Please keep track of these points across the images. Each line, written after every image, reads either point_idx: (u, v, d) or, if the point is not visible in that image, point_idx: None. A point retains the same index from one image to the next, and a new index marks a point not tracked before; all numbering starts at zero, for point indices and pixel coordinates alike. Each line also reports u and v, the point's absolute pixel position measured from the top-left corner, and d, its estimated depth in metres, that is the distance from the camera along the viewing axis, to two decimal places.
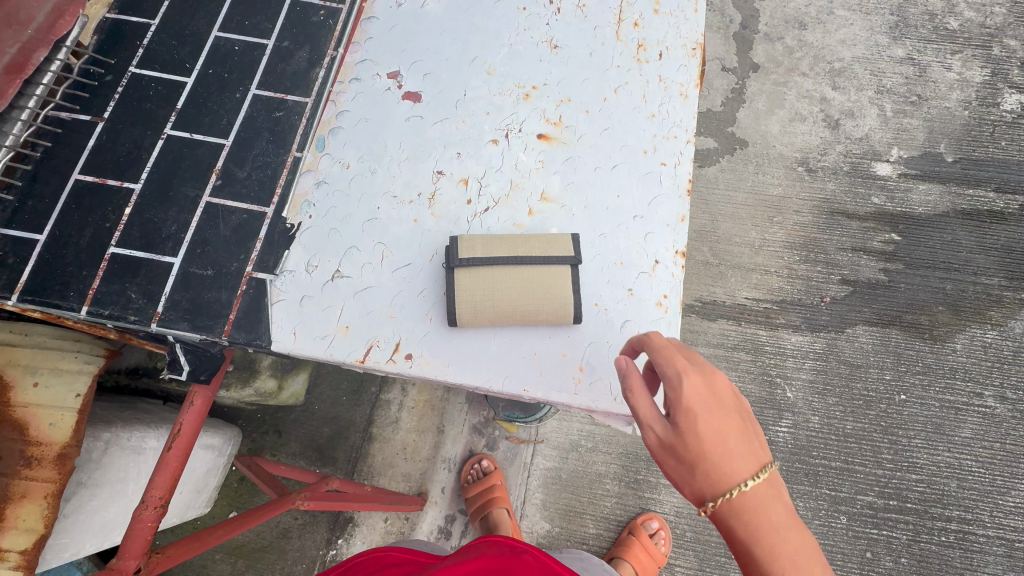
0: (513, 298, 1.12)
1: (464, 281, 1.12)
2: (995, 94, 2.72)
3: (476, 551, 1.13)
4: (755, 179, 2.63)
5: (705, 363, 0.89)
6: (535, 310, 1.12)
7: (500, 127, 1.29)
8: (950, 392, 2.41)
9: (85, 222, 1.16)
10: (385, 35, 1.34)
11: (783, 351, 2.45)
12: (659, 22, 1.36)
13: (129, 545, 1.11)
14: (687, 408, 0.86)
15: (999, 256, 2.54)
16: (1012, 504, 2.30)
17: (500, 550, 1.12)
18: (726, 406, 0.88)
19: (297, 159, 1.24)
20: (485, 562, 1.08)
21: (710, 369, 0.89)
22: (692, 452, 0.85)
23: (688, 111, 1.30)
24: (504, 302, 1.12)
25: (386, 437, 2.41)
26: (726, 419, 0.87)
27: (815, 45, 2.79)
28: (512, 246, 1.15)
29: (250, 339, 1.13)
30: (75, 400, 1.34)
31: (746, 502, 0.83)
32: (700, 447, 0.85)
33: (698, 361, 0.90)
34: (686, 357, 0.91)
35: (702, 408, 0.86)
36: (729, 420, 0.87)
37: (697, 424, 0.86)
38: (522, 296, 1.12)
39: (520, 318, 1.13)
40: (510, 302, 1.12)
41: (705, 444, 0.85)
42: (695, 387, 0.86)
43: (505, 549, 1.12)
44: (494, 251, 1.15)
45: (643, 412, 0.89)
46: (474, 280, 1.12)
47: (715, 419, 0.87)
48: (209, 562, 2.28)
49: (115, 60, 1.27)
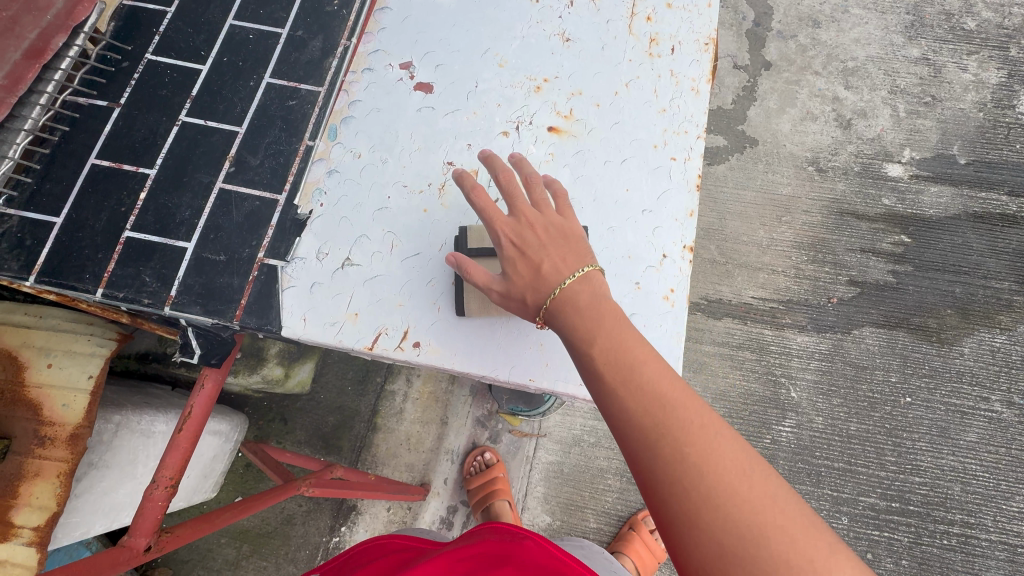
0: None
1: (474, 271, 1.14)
2: (1011, 96, 2.69)
3: (478, 537, 1.13)
4: (764, 178, 2.61)
5: (523, 207, 1.04)
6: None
7: (511, 119, 1.29)
8: (956, 396, 2.40)
9: (101, 206, 1.18)
10: (397, 25, 1.34)
11: (789, 351, 2.44)
12: (671, 16, 1.36)
13: (140, 523, 1.13)
14: (513, 241, 1.04)
15: (1010, 260, 2.52)
16: (1016, 509, 2.30)
17: (501, 535, 1.10)
18: (545, 232, 1.04)
19: (309, 147, 1.25)
20: (482, 552, 1.08)
21: (527, 205, 1.05)
22: (522, 283, 1.01)
23: (700, 107, 1.30)
24: None
25: (390, 427, 2.43)
26: (549, 241, 1.03)
27: (828, 43, 2.77)
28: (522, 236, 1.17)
29: (261, 325, 1.15)
30: (88, 381, 1.36)
31: (570, 297, 0.98)
32: (525, 273, 1.02)
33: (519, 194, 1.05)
34: (507, 197, 1.06)
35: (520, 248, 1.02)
36: (553, 240, 1.04)
37: (524, 255, 1.02)
38: None
39: None
40: None
41: (535, 267, 1.01)
42: (512, 226, 1.03)
43: (506, 536, 1.10)
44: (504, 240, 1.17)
45: (480, 272, 1.04)
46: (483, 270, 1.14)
47: (538, 244, 1.03)
48: (215, 546, 2.32)
49: (132, 47, 1.28)
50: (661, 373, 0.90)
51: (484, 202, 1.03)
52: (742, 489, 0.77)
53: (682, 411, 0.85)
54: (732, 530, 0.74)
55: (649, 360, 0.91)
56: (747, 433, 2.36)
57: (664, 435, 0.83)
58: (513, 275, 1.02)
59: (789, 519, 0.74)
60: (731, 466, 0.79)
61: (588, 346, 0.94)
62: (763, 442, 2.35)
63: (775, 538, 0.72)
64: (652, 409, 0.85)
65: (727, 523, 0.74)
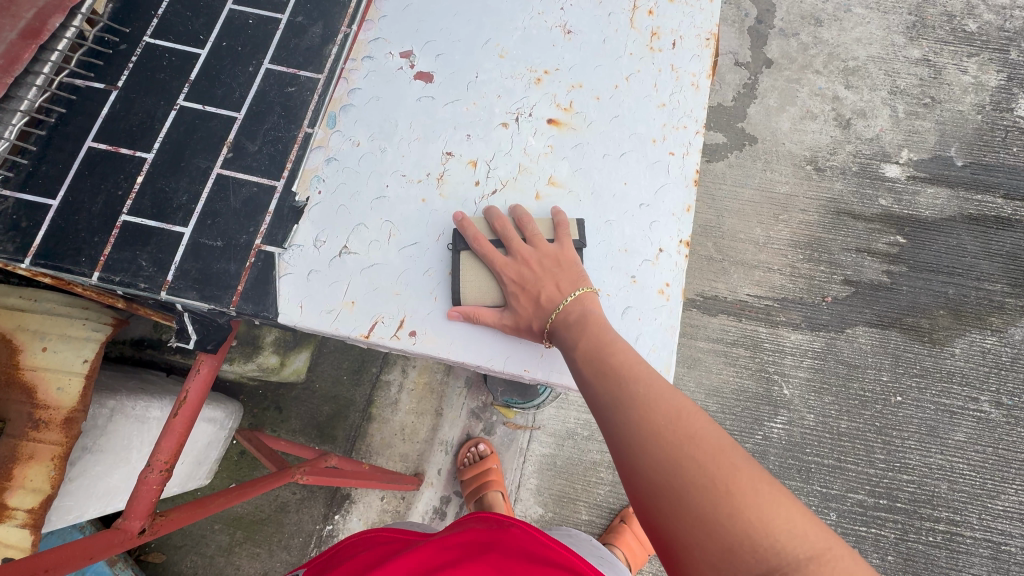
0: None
1: (473, 283, 1.16)
2: (1009, 99, 2.70)
3: (463, 527, 1.17)
4: (762, 176, 2.62)
5: (518, 246, 1.14)
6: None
7: (510, 111, 1.29)
8: (947, 396, 2.43)
9: (98, 190, 1.17)
10: (398, 14, 1.34)
11: (782, 348, 2.46)
12: (673, 10, 1.36)
13: (135, 506, 1.14)
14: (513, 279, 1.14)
15: (1003, 263, 2.54)
16: (1001, 507, 2.33)
17: (487, 525, 1.15)
18: (539, 265, 1.14)
19: (308, 135, 1.25)
20: (471, 535, 1.11)
21: (521, 243, 1.15)
22: (527, 317, 1.11)
23: (699, 102, 1.31)
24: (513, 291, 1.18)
25: (385, 417, 2.44)
26: (544, 272, 1.13)
27: (830, 42, 2.77)
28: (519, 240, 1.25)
29: (258, 311, 1.15)
30: (83, 365, 1.37)
31: (565, 318, 1.08)
32: (525, 306, 1.12)
33: (510, 234, 1.16)
34: (501, 240, 1.17)
35: (520, 283, 1.13)
36: (547, 270, 1.13)
37: (526, 291, 1.12)
38: None
39: None
40: None
41: (536, 300, 1.11)
42: (511, 267, 1.13)
43: (493, 524, 1.15)
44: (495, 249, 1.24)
45: (489, 311, 1.14)
46: (483, 284, 1.16)
47: (535, 278, 1.13)
48: (208, 532, 2.33)
49: (129, 29, 1.27)
50: (618, 347, 1.02)
51: (485, 250, 1.14)
52: (670, 427, 0.88)
53: (628, 374, 0.97)
54: (659, 468, 0.85)
55: (611, 339, 1.03)
56: (740, 428, 2.38)
57: (611, 397, 0.95)
58: (517, 309, 1.12)
59: (709, 452, 0.84)
60: (665, 411, 0.90)
61: (568, 338, 1.06)
62: (755, 437, 2.38)
63: (693, 469, 0.83)
64: (605, 377, 0.98)
65: (656, 463, 0.85)
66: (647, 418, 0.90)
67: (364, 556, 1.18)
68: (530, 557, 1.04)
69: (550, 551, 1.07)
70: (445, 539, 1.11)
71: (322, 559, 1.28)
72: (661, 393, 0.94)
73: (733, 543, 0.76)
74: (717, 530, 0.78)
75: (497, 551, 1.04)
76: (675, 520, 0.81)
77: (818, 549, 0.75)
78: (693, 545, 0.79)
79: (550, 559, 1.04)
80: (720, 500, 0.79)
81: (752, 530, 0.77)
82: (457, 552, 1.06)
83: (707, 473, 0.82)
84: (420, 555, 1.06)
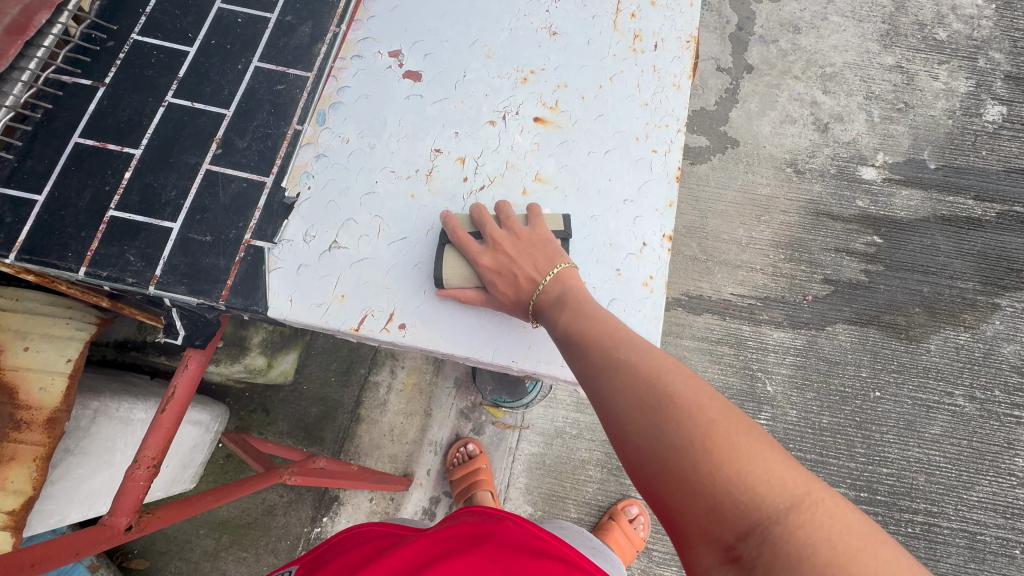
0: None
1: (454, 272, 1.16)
2: (978, 105, 2.80)
3: (456, 521, 1.18)
4: (745, 178, 2.69)
5: (490, 231, 1.14)
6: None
7: (497, 109, 1.32)
8: (923, 390, 2.50)
9: (84, 185, 1.17)
10: (387, 14, 1.36)
11: (765, 346, 2.52)
12: (655, 14, 1.40)
13: (121, 503, 1.13)
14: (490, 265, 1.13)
15: (975, 262, 2.64)
16: (976, 498, 2.41)
17: (481, 517, 1.15)
18: (514, 248, 1.14)
19: (297, 132, 1.26)
20: (463, 529, 1.12)
21: (494, 228, 1.15)
22: (507, 299, 1.12)
23: (680, 102, 1.35)
24: None
25: (374, 419, 2.43)
26: (519, 254, 1.13)
27: (808, 49, 2.85)
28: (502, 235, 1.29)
29: (247, 305, 1.16)
30: (66, 365, 1.35)
31: (545, 296, 1.10)
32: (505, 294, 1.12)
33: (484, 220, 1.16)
34: (477, 227, 1.18)
35: (496, 268, 1.12)
36: (523, 253, 1.14)
37: (502, 274, 1.12)
38: None
39: None
40: None
41: (514, 281, 1.11)
42: (486, 252, 1.13)
43: (486, 517, 1.15)
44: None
45: (470, 296, 1.15)
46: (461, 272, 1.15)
47: (511, 260, 1.13)
48: (193, 537, 2.30)
49: (117, 26, 1.27)
50: (598, 318, 1.03)
51: (460, 239, 1.15)
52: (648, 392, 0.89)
53: (610, 342, 0.99)
54: (641, 435, 0.87)
55: (593, 311, 1.04)
56: None
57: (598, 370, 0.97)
58: (498, 296, 1.13)
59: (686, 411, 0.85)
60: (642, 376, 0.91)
61: (549, 315, 1.09)
62: None
63: (670, 435, 0.83)
64: (590, 351, 0.99)
65: (638, 433, 0.87)
66: (627, 388, 0.91)
67: (357, 552, 1.20)
68: (523, 547, 1.06)
69: (543, 543, 1.08)
70: (439, 534, 1.14)
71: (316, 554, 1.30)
72: (640, 361, 0.94)
73: (716, 507, 0.77)
74: (698, 490, 0.79)
75: (490, 543, 1.05)
76: (662, 486, 0.83)
77: (803, 498, 0.74)
78: (682, 510, 0.81)
79: (542, 550, 1.06)
80: (699, 462, 0.80)
81: (732, 488, 0.77)
82: (451, 545, 1.07)
83: (685, 436, 0.82)
84: (416, 550, 1.06)
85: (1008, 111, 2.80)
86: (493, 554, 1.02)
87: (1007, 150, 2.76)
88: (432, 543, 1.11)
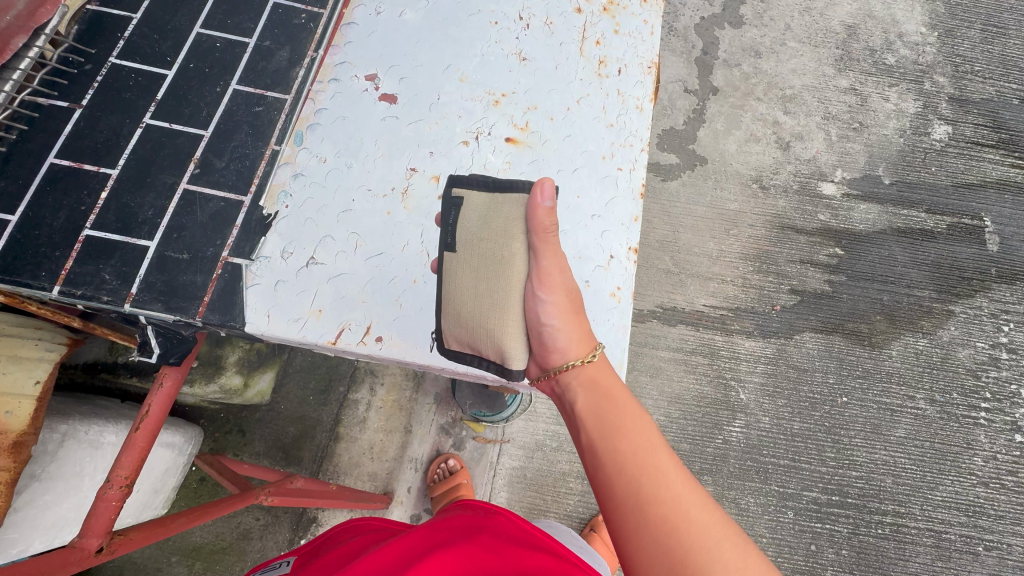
0: (486, 296, 1.12)
1: None
2: (926, 124, 2.99)
3: (453, 513, 1.32)
4: (713, 194, 2.80)
5: None
6: (502, 315, 1.10)
7: (470, 130, 1.38)
8: (887, 395, 2.61)
9: (60, 205, 1.18)
10: (363, 40, 1.41)
11: (737, 355, 2.60)
12: (618, 41, 1.48)
13: (92, 523, 1.11)
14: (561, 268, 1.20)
15: (929, 271, 2.79)
16: (940, 498, 2.50)
17: (476, 511, 1.30)
18: None
19: (275, 152, 1.29)
20: (460, 519, 1.26)
21: None
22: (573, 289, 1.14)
23: (643, 122, 1.43)
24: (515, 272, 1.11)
25: (353, 436, 2.42)
26: None
27: (768, 72, 3.02)
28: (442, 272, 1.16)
29: (224, 321, 1.18)
30: (35, 388, 1.31)
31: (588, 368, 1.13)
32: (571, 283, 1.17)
33: None
34: None
35: None
36: None
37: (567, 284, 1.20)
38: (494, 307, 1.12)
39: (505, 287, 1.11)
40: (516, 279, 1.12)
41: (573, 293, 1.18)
42: None
43: (480, 511, 1.30)
44: (469, 250, 1.14)
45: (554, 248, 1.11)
46: None
47: None
48: (163, 565, 2.22)
49: (95, 50, 1.30)
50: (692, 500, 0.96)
51: None
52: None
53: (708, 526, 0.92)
54: None
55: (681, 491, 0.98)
56: (701, 433, 2.49)
57: (603, 424, 1.05)
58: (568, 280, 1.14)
59: None
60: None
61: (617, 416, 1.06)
62: (715, 442, 2.48)
63: None
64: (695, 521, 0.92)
65: None
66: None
67: (353, 540, 1.36)
68: (521, 534, 1.22)
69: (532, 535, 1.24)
70: (438, 522, 1.26)
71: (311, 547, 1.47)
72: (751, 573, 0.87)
73: None
74: None
75: (492, 529, 1.20)
76: None
77: None
78: None
79: (536, 538, 1.23)
80: None
81: None
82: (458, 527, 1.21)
83: None
84: (423, 534, 1.19)
85: (954, 130, 3.00)
86: (491, 539, 1.15)
87: (953, 166, 2.95)
88: (434, 528, 1.23)
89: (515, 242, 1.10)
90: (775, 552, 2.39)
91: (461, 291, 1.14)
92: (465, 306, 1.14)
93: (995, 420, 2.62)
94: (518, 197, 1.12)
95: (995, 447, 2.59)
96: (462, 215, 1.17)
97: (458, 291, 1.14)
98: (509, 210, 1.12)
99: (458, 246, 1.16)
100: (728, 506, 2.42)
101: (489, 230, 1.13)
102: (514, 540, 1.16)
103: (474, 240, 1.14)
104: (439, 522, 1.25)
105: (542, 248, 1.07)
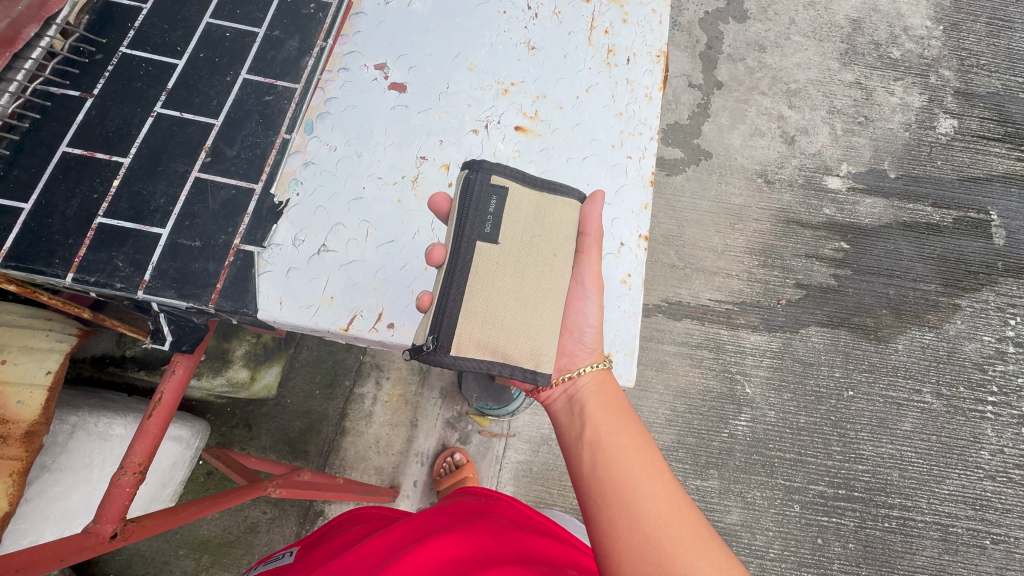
0: (529, 292, 1.14)
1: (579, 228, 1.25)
2: (932, 118, 2.98)
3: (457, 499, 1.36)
4: (718, 188, 2.79)
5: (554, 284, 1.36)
6: (548, 315, 1.15)
7: (480, 118, 1.38)
8: (893, 388, 2.60)
9: (72, 194, 1.18)
10: (372, 29, 1.41)
11: (742, 350, 2.60)
12: (626, 30, 1.48)
13: (106, 510, 1.12)
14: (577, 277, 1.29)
15: (935, 265, 2.78)
16: (946, 491, 2.50)
17: (477, 497, 1.35)
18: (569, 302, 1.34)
19: (286, 140, 1.29)
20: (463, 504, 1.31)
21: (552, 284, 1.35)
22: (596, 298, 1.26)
23: (653, 112, 1.44)
24: (547, 278, 1.16)
25: (359, 431, 2.42)
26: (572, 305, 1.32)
27: (773, 66, 3.01)
28: (476, 264, 1.11)
29: (237, 307, 1.18)
30: (46, 377, 1.31)
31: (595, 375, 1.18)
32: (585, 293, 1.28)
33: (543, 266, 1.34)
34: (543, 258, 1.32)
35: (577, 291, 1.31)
36: None
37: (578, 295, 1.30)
38: (527, 310, 1.14)
39: (539, 289, 1.15)
40: (541, 281, 1.15)
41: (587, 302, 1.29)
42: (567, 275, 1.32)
43: (482, 497, 1.36)
44: (514, 244, 1.16)
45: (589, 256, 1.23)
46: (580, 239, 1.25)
47: None
48: (172, 558, 2.23)
49: (106, 40, 1.30)
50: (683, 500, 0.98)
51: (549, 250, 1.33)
52: None
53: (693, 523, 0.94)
54: None
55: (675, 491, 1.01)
56: (707, 427, 2.49)
57: (607, 421, 1.09)
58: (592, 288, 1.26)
59: None
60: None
61: (620, 416, 1.10)
62: (721, 436, 2.48)
63: None
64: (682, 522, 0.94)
65: None
66: None
67: (353, 528, 1.37)
68: (526, 521, 1.26)
69: (531, 519, 1.30)
70: (441, 507, 1.31)
71: (315, 537, 1.46)
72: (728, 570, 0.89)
73: None
74: None
75: (501, 514, 1.24)
76: None
77: None
78: None
79: (539, 525, 1.27)
80: None
81: None
82: (467, 510, 1.25)
83: None
84: (427, 517, 1.23)
85: (960, 124, 2.99)
86: (495, 519, 1.20)
87: (960, 160, 2.94)
88: (437, 511, 1.28)
89: (568, 245, 1.19)
90: (780, 546, 2.39)
91: (502, 285, 1.13)
92: (504, 301, 1.13)
93: (1001, 413, 2.61)
94: (570, 201, 1.22)
95: (1002, 441, 2.58)
96: (509, 208, 1.17)
97: (497, 285, 1.13)
98: (562, 213, 1.20)
99: (502, 239, 1.15)
100: (734, 500, 2.42)
101: (539, 228, 1.18)
102: (518, 525, 1.21)
103: (524, 237, 1.16)
104: (441, 506, 1.30)
105: (591, 253, 1.22)
